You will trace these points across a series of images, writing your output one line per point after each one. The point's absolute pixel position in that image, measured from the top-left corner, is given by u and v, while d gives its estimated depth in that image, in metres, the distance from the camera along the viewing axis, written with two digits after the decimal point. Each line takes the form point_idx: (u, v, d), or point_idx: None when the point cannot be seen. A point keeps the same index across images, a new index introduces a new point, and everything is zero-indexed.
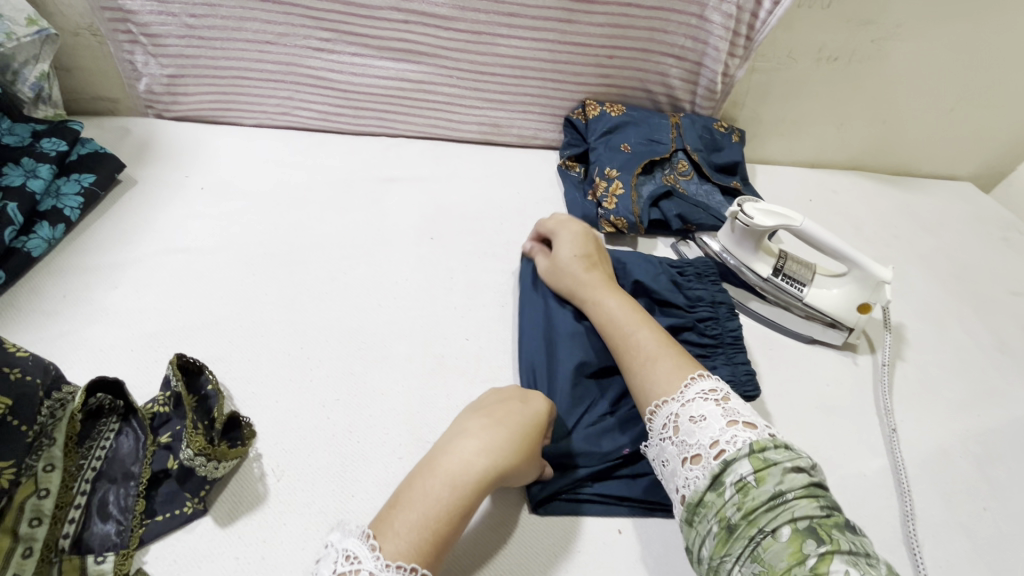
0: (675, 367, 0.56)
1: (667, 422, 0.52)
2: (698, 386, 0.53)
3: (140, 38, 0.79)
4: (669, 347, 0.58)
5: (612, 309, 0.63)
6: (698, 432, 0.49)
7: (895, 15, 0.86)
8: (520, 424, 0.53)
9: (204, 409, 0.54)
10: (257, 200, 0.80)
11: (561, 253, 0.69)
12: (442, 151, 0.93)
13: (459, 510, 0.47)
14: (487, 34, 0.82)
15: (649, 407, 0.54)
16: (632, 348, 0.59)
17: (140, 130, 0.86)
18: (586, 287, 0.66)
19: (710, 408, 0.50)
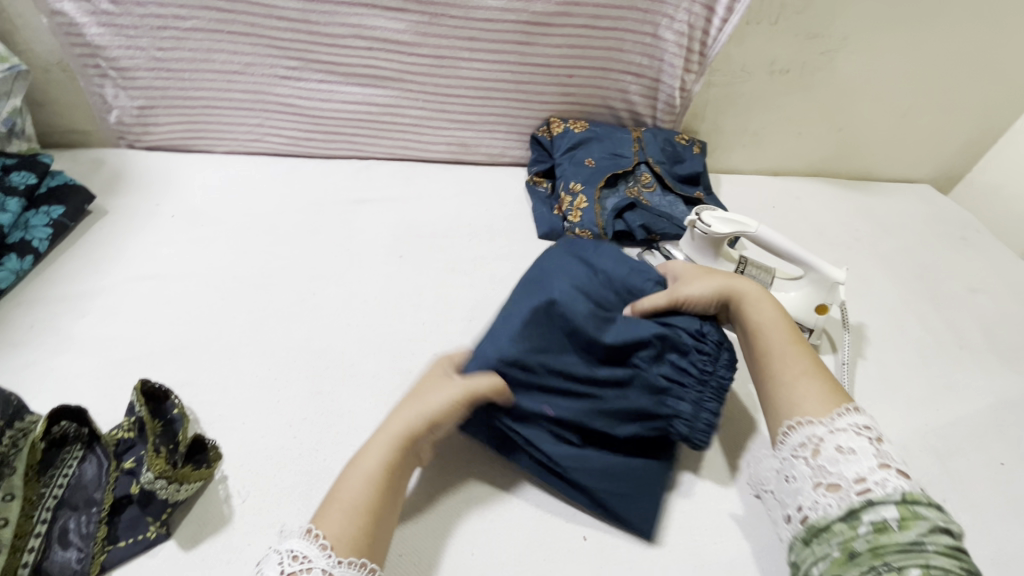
0: (827, 393, 0.54)
1: (807, 442, 0.51)
2: (851, 418, 0.51)
3: (109, 72, 0.81)
4: (820, 371, 0.56)
5: (763, 317, 0.61)
6: (844, 463, 0.48)
7: (841, 28, 0.90)
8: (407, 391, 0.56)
9: (170, 434, 0.55)
10: (227, 225, 0.81)
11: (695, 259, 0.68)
12: (413, 171, 0.96)
13: (366, 486, 0.48)
14: (450, 58, 0.84)
15: (789, 423, 0.53)
16: (782, 363, 0.57)
17: (112, 160, 0.87)
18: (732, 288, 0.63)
19: (861, 444, 0.49)
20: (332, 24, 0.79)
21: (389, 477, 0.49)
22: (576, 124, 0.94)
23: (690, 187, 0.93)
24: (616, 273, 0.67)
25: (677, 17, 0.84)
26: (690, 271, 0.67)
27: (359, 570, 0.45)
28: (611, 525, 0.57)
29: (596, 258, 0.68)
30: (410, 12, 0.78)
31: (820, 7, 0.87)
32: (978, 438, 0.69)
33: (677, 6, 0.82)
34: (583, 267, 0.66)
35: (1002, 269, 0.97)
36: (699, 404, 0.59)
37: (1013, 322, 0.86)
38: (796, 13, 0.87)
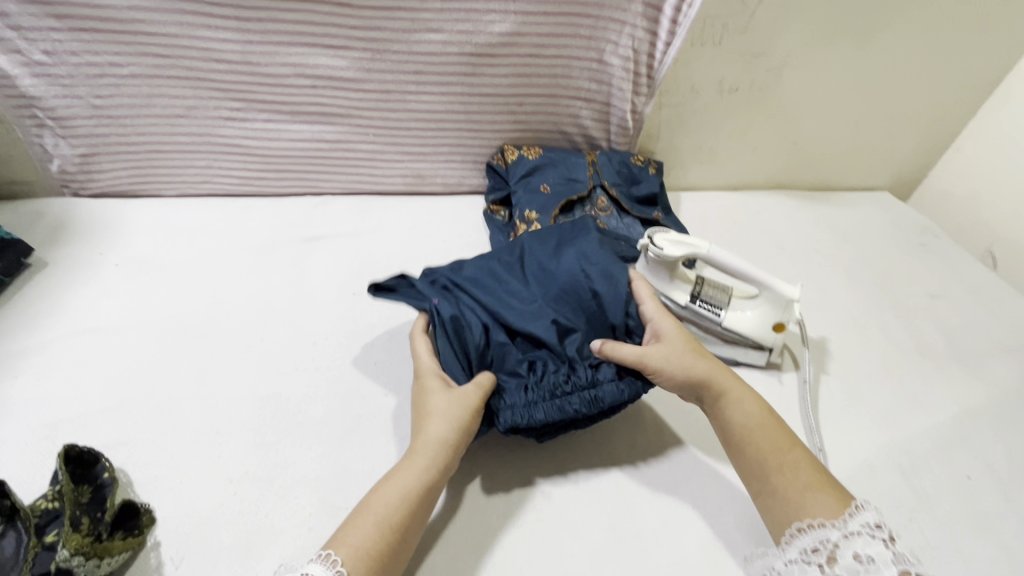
0: (835, 500, 0.50)
1: (819, 547, 0.47)
2: (861, 518, 0.47)
3: (47, 121, 0.79)
4: (821, 475, 0.53)
5: (752, 414, 0.57)
6: (863, 574, 0.44)
7: (785, 46, 0.91)
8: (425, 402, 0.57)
9: (98, 501, 0.52)
10: (174, 271, 0.79)
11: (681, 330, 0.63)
12: (368, 205, 0.95)
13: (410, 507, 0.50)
14: (397, 92, 0.84)
15: (796, 525, 0.50)
16: (782, 473, 0.53)
17: (55, 210, 0.85)
18: (717, 380, 0.59)
19: (879, 549, 0.45)
20: (273, 64, 0.78)
21: (428, 495, 0.52)
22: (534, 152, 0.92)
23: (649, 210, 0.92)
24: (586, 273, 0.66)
25: (620, 42, 0.84)
26: (677, 337, 0.61)
27: None
28: (568, 571, 0.54)
29: (569, 245, 0.69)
30: (352, 49, 0.78)
31: (762, 26, 0.87)
32: (942, 451, 0.68)
33: (619, 32, 0.83)
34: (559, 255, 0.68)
35: (962, 274, 0.97)
36: (531, 402, 0.59)
37: (973, 328, 0.86)
38: (738, 33, 0.88)
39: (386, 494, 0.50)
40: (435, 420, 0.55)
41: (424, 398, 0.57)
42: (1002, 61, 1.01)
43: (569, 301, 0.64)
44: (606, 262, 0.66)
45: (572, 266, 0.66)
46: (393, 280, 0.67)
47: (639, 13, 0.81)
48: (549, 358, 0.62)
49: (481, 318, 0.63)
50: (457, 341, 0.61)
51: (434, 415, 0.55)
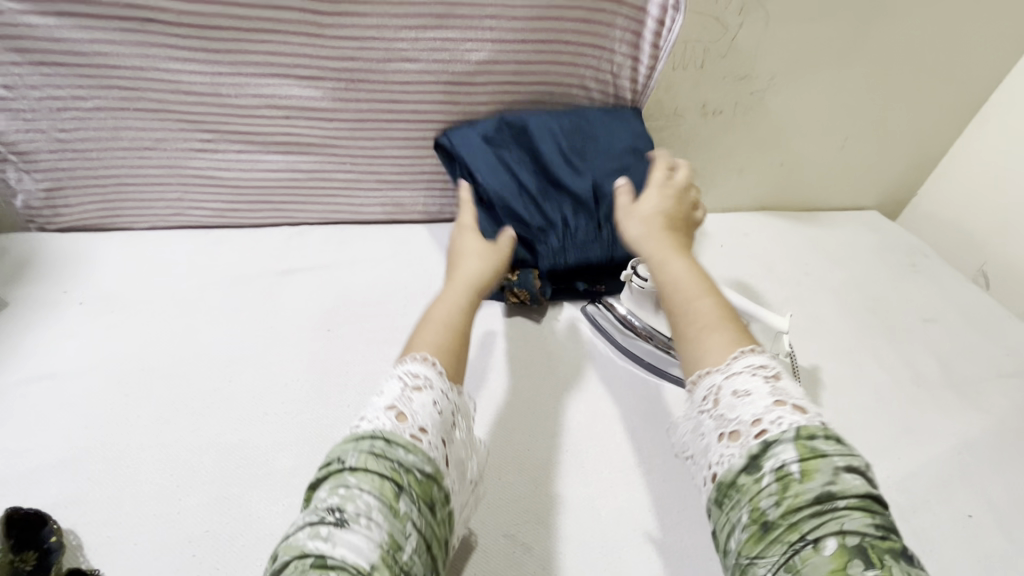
0: (726, 343, 0.49)
1: (707, 394, 0.47)
2: (745, 360, 0.47)
3: (10, 157, 0.77)
4: (731, 322, 0.51)
5: (680, 273, 0.56)
6: (741, 407, 0.44)
7: (767, 69, 0.90)
8: (460, 250, 0.67)
9: (43, 567, 0.49)
10: (141, 309, 0.76)
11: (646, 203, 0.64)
12: (347, 235, 0.92)
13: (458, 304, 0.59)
14: (373, 121, 0.82)
15: (692, 377, 0.49)
16: (686, 316, 0.53)
17: (18, 246, 0.82)
18: (656, 240, 0.60)
19: (756, 383, 0.45)
20: (244, 95, 0.76)
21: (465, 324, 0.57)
22: (507, 135, 0.82)
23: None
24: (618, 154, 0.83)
25: (601, 67, 0.83)
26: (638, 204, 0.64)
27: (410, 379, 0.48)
28: None
29: (612, 126, 0.84)
30: (325, 79, 0.76)
31: (743, 50, 0.86)
32: (939, 488, 0.65)
33: (600, 58, 0.82)
34: (601, 138, 0.83)
35: (955, 297, 0.95)
36: (563, 247, 0.81)
37: (967, 353, 0.84)
38: (720, 57, 0.86)
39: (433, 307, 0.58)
40: (480, 256, 0.66)
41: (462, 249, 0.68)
42: (985, 81, 1.01)
43: (605, 173, 0.82)
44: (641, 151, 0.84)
45: (615, 144, 0.83)
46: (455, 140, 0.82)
47: (619, 38, 0.80)
48: (579, 212, 0.81)
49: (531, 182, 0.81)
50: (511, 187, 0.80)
51: (471, 250, 0.67)
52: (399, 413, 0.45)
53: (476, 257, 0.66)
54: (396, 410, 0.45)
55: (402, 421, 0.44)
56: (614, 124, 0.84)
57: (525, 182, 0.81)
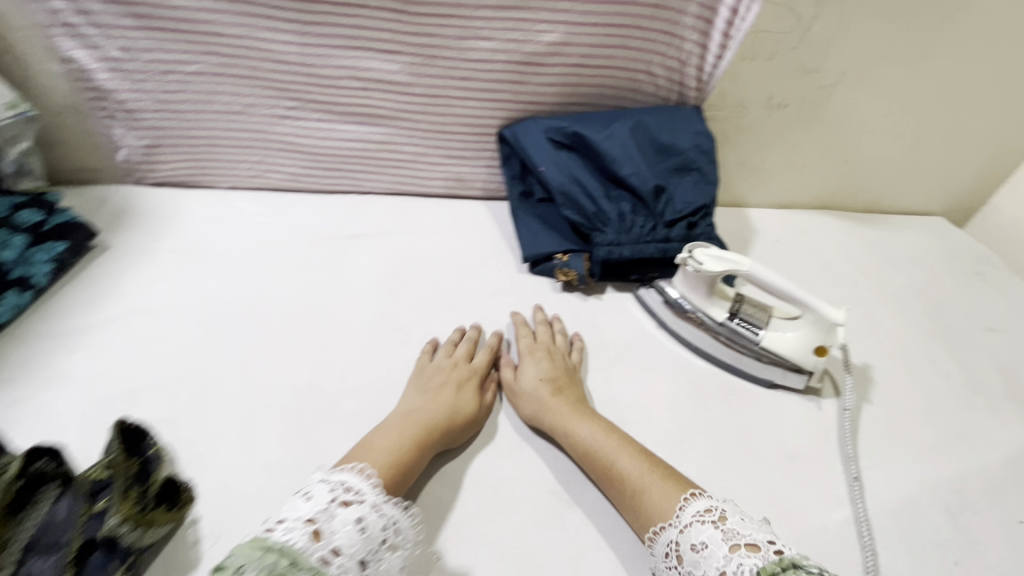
0: (665, 493, 0.56)
1: (668, 551, 0.52)
2: (692, 508, 0.53)
3: (118, 113, 0.84)
4: (654, 472, 0.58)
5: (588, 438, 0.62)
6: (703, 563, 0.49)
7: (838, 64, 0.89)
8: (434, 371, 0.69)
9: (144, 473, 0.54)
10: (223, 261, 0.83)
11: (527, 375, 0.69)
12: (409, 206, 0.97)
13: (415, 445, 0.59)
14: (445, 97, 0.86)
15: (648, 533, 0.55)
16: (620, 480, 0.59)
17: (118, 197, 0.90)
18: (553, 412, 0.65)
19: (708, 533, 0.51)
20: (327, 66, 0.81)
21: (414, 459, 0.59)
22: (580, 121, 0.85)
23: (701, 199, 0.83)
24: (680, 149, 0.84)
25: (670, 54, 0.84)
26: (532, 370, 0.70)
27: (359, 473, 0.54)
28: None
29: (675, 123, 0.85)
30: (404, 54, 0.80)
31: (815, 42, 0.85)
32: (992, 492, 0.65)
33: (670, 44, 0.83)
34: (663, 132, 0.84)
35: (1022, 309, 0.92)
36: (619, 241, 0.81)
37: None
38: (791, 48, 0.86)
39: (386, 438, 0.59)
40: (458, 380, 0.68)
41: (435, 373, 0.68)
42: None
43: (664, 173, 0.84)
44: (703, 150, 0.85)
45: (677, 139, 0.84)
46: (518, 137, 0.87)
47: (690, 25, 0.81)
48: (637, 208, 0.83)
49: (590, 177, 0.84)
50: (571, 184, 0.83)
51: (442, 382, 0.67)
52: (315, 531, 0.48)
53: (453, 382, 0.67)
54: (313, 527, 0.48)
55: (315, 540, 0.47)
56: (676, 120, 0.85)
57: (585, 177, 0.84)
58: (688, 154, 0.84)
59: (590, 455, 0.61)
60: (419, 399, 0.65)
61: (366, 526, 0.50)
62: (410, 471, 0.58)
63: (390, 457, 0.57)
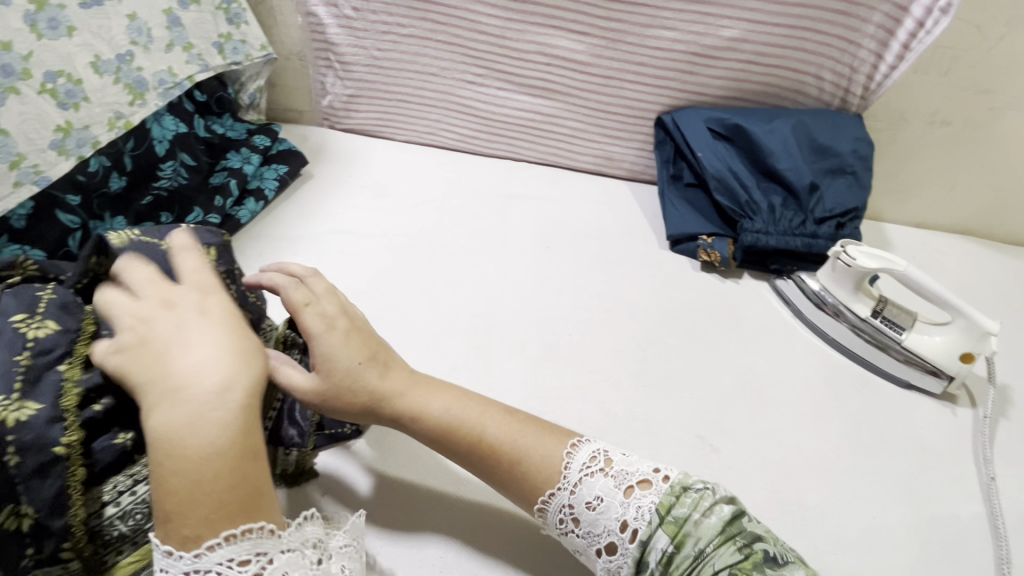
0: (545, 457, 0.54)
1: (563, 516, 0.53)
2: (579, 457, 0.54)
3: (335, 64, 0.98)
4: (516, 429, 0.56)
5: (437, 412, 0.57)
6: (600, 518, 0.51)
7: (1015, 87, 0.88)
8: (170, 353, 0.47)
9: None
10: (403, 202, 0.95)
11: (336, 363, 0.56)
12: (560, 176, 1.05)
13: (230, 466, 0.44)
14: (617, 80, 0.94)
15: (538, 504, 0.53)
16: (490, 452, 0.55)
17: (316, 136, 1.04)
18: (388, 399, 0.57)
19: (600, 484, 0.52)
20: (520, 40, 0.91)
21: (254, 472, 0.45)
22: (741, 115, 0.90)
23: (853, 201, 0.87)
24: (841, 151, 0.87)
25: (842, 60, 0.87)
26: (343, 348, 0.56)
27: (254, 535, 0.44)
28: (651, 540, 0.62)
29: (838, 127, 0.89)
30: (591, 35, 0.89)
31: (995, 63, 0.86)
32: None
33: (845, 50, 0.86)
34: (826, 134, 0.88)
35: None
36: (766, 230, 0.86)
37: None
38: (968, 67, 0.86)
39: (172, 479, 0.43)
40: (203, 367, 0.47)
41: (154, 367, 0.47)
42: None
43: (819, 173, 0.88)
44: (864, 156, 0.88)
45: (839, 142, 0.87)
46: (678, 123, 0.94)
47: (870, 34, 0.84)
48: (787, 202, 0.88)
49: (744, 168, 0.89)
50: (726, 171, 0.89)
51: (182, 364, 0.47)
52: None
53: (196, 369, 0.47)
54: None
55: None
56: (839, 124, 0.89)
57: (739, 167, 0.89)
58: (847, 157, 0.87)
59: (449, 427, 0.57)
60: (177, 374, 0.46)
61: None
62: (259, 491, 0.45)
63: (211, 508, 0.43)
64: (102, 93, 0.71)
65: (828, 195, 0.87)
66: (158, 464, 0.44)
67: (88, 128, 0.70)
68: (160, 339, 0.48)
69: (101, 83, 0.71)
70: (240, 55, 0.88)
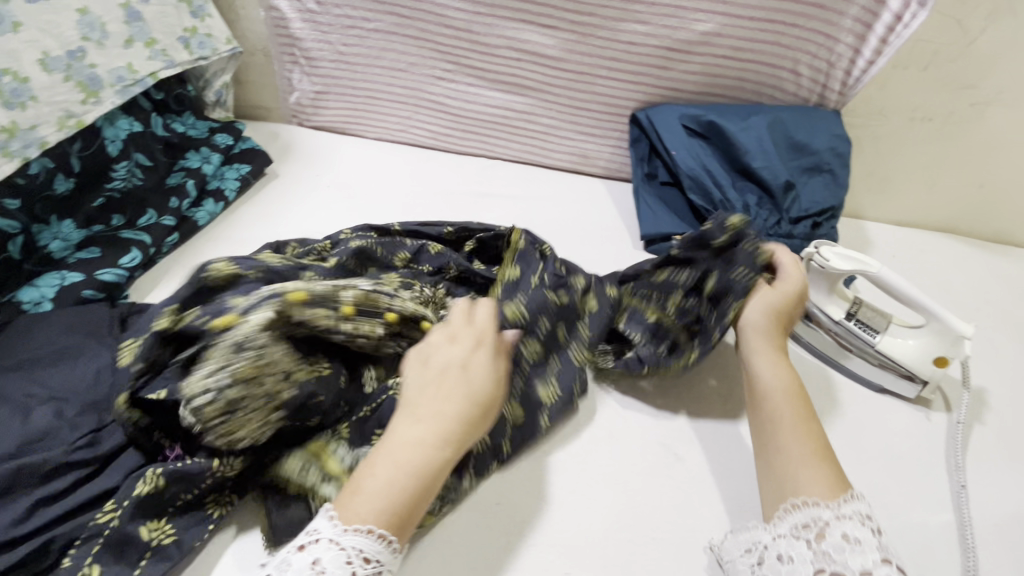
0: (822, 478, 0.52)
1: (809, 523, 0.49)
2: (855, 505, 0.49)
3: (300, 59, 0.95)
4: (824, 451, 0.55)
5: (773, 380, 0.61)
6: (848, 552, 0.46)
7: (998, 81, 0.85)
8: (444, 368, 0.55)
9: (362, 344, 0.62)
10: (372, 200, 0.93)
11: (754, 309, 0.66)
12: (534, 174, 1.02)
13: (417, 484, 0.50)
14: (590, 75, 0.91)
15: (782, 504, 0.52)
16: (777, 441, 0.57)
17: (283, 133, 1.02)
18: (753, 343, 0.64)
19: (865, 534, 0.47)
20: (490, 35, 0.88)
21: (428, 487, 0.51)
22: (716, 111, 0.88)
23: (830, 200, 0.85)
24: (817, 148, 0.85)
25: (819, 55, 0.85)
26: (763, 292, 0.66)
27: (377, 539, 0.47)
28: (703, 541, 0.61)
29: (813, 122, 0.86)
30: (562, 29, 0.86)
31: (977, 57, 0.83)
32: None
33: (821, 44, 0.84)
34: (800, 130, 0.86)
35: None
36: None
37: None
38: (949, 61, 0.84)
39: (387, 467, 0.50)
40: (462, 389, 0.54)
41: (423, 373, 0.55)
42: None
43: (793, 170, 0.85)
44: (841, 153, 0.86)
45: (813, 138, 0.85)
46: (651, 120, 0.91)
47: (847, 28, 0.82)
48: (761, 200, 0.85)
49: (717, 165, 0.87)
50: (699, 169, 0.87)
51: (447, 368, 0.55)
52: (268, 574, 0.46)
53: (448, 392, 0.54)
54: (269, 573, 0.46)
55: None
56: (815, 120, 0.87)
57: (711, 165, 0.87)
58: (822, 154, 0.85)
59: (770, 402, 0.59)
60: (423, 375, 0.55)
61: (321, 567, 0.45)
62: (415, 509, 0.50)
63: (384, 501, 0.48)
64: (51, 91, 0.68)
65: (803, 194, 0.85)
66: (377, 454, 0.51)
67: (37, 128, 0.67)
68: (435, 356, 0.57)
69: (50, 80, 0.68)
70: (207, 50, 0.85)
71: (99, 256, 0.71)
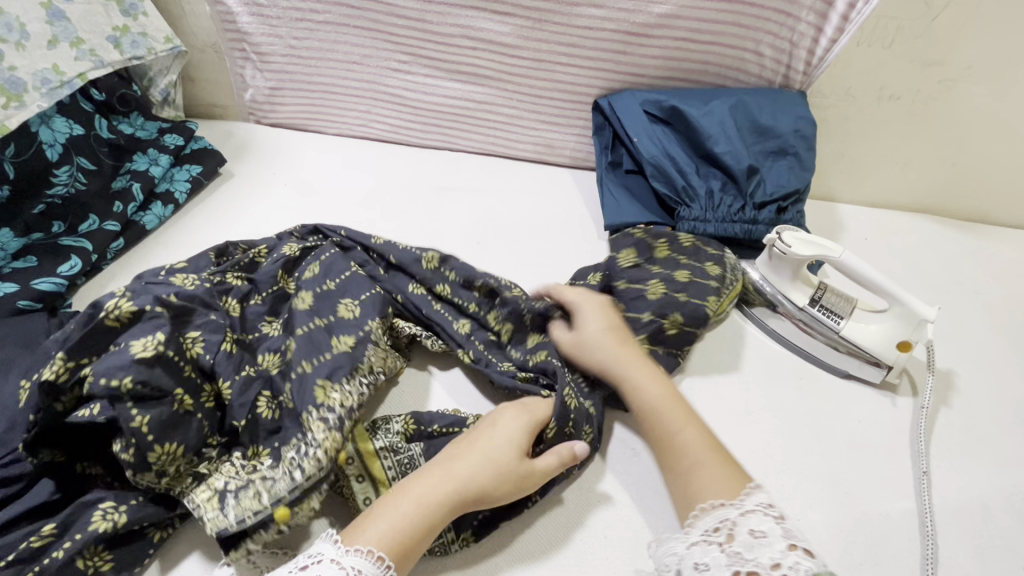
0: (723, 477, 0.54)
1: (719, 526, 0.49)
2: (758, 499, 0.50)
3: (251, 55, 0.93)
4: (716, 451, 0.57)
5: (654, 397, 0.62)
6: (757, 547, 0.46)
7: (964, 56, 0.83)
8: (493, 437, 0.57)
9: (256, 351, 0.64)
10: (330, 198, 0.91)
11: (589, 330, 0.67)
12: (499, 166, 1.00)
13: (424, 522, 0.52)
14: (548, 62, 0.89)
15: (693, 512, 0.52)
16: (678, 450, 0.58)
17: (239, 132, 0.99)
18: (626, 365, 0.64)
19: (771, 525, 0.48)
20: (443, 23, 0.86)
21: (435, 524, 0.53)
22: (678, 96, 0.86)
23: (795, 183, 0.83)
24: (780, 130, 0.83)
25: (781, 34, 0.83)
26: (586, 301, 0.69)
27: (375, 561, 0.48)
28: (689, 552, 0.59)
29: (777, 104, 0.84)
30: (516, 16, 0.84)
31: (941, 32, 0.81)
32: None
33: (783, 23, 0.82)
34: (763, 112, 0.84)
35: None
36: (703, 218, 0.82)
37: None
38: (914, 37, 0.82)
39: (405, 504, 0.53)
40: (498, 456, 0.56)
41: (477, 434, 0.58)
42: None
43: (756, 154, 0.83)
44: (805, 135, 0.84)
45: (776, 119, 0.83)
46: (612, 107, 0.89)
47: (808, 6, 0.80)
48: (725, 186, 0.83)
49: (680, 151, 0.85)
50: (661, 157, 0.85)
51: (494, 430, 0.58)
52: None
53: (480, 449, 0.56)
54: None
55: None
56: (777, 102, 0.85)
57: (673, 151, 0.85)
58: (786, 137, 0.83)
59: (654, 418, 0.61)
60: (466, 439, 0.58)
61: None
62: (416, 544, 0.51)
63: (392, 530, 0.51)
64: None
65: (767, 178, 0.83)
66: (393, 495, 0.54)
67: None
68: (490, 424, 0.59)
69: None
70: (141, 49, 0.82)
71: (37, 265, 0.71)
